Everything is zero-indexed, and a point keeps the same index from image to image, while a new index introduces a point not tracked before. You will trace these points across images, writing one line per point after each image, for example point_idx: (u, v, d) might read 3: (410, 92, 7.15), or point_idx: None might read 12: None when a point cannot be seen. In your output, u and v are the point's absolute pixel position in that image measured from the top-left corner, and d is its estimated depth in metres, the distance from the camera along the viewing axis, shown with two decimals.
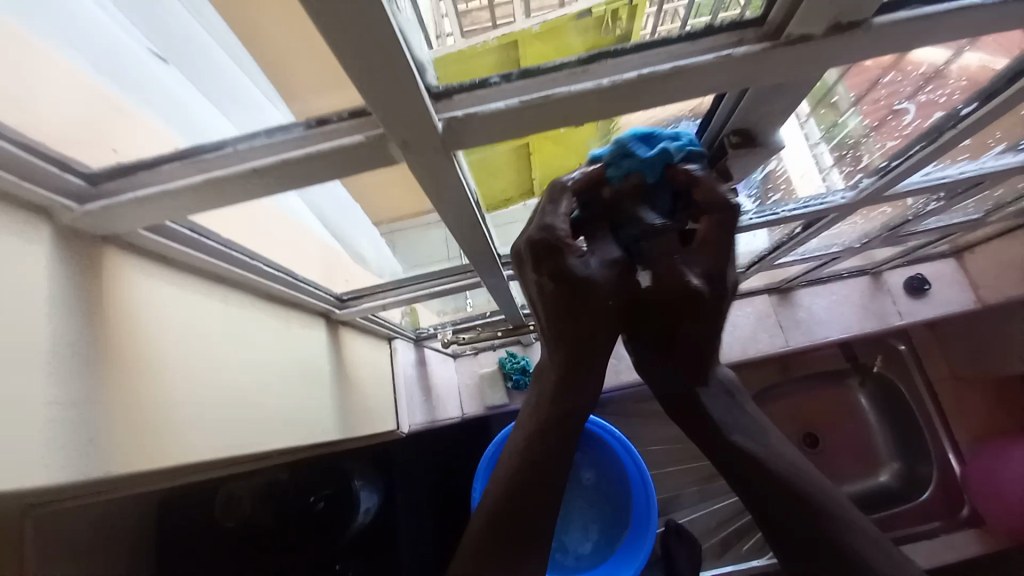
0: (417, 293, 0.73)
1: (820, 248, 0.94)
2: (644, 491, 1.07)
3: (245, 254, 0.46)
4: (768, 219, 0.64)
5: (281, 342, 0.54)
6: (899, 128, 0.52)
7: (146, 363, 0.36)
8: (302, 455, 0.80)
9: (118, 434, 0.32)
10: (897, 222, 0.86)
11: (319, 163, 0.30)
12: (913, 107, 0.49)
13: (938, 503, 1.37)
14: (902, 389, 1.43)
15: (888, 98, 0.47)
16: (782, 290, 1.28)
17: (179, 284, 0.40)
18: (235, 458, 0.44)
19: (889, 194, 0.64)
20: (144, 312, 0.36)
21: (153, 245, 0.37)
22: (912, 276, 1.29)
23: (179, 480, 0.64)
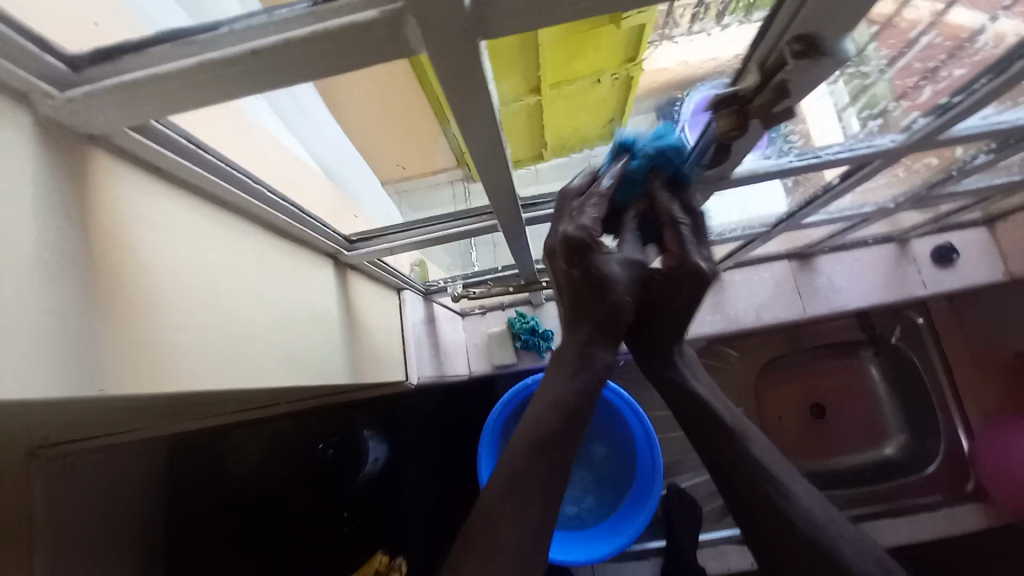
0: (429, 236, 0.67)
1: (850, 208, 0.90)
2: (650, 456, 1.05)
3: (241, 175, 0.44)
4: (810, 164, 0.58)
5: (288, 281, 0.52)
6: (969, 54, 0.46)
7: (143, 277, 0.33)
8: (310, 403, 0.78)
9: (113, 349, 0.30)
10: (938, 179, 0.80)
11: (331, 44, 0.26)
12: (989, 30, 0.44)
13: (944, 475, 1.35)
14: (917, 362, 1.38)
15: (960, 25, 0.44)
16: (803, 255, 1.24)
17: (175, 201, 0.37)
18: (239, 392, 0.42)
19: (939, 140, 0.59)
20: (138, 224, 0.34)
21: (144, 152, 0.34)
22: (940, 244, 1.23)
23: (184, 423, 0.64)
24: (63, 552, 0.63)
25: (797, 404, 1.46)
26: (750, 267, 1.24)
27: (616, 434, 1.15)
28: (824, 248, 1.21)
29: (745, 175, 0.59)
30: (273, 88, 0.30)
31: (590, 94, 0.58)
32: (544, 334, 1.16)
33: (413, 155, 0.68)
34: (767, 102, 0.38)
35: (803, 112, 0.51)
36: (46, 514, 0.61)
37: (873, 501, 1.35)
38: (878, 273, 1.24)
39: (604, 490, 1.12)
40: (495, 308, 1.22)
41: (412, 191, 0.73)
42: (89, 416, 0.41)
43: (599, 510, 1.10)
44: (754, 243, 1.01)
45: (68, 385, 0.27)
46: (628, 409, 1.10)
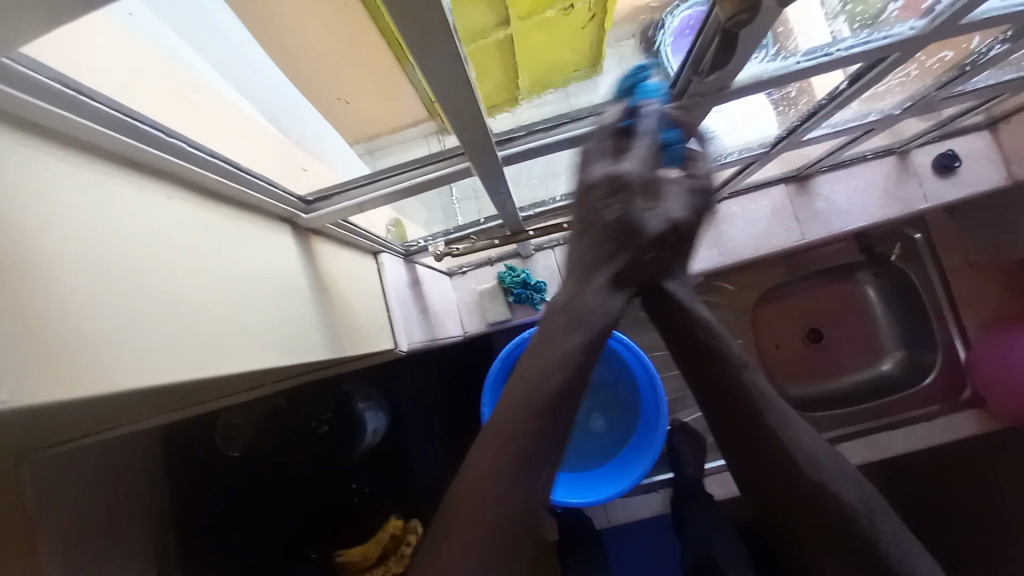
0: (398, 185, 0.61)
1: (854, 118, 0.83)
2: (654, 402, 1.03)
3: (156, 128, 0.37)
4: (821, 62, 0.51)
5: (240, 256, 0.46)
6: None
7: (46, 261, 0.28)
8: (294, 380, 0.73)
9: (17, 354, 0.25)
10: (947, 80, 0.74)
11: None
12: None
13: (940, 387, 1.35)
14: (913, 279, 1.35)
15: None
16: (801, 177, 1.18)
17: (65, 163, 0.31)
18: (194, 382, 0.37)
19: (960, 27, 0.52)
20: (21, 197, 0.27)
21: (13, 106, 0.28)
22: (942, 153, 1.18)
23: (166, 413, 0.59)
24: (66, 550, 0.61)
25: (794, 332, 1.45)
26: (747, 195, 1.19)
27: (618, 391, 1.14)
28: (823, 167, 1.15)
29: (748, 81, 0.52)
30: None
31: (563, 32, 0.59)
32: (536, 287, 1.10)
33: (378, 109, 0.60)
34: None
35: (775, 35, 0.48)
36: (42, 511, 0.58)
37: (867, 418, 1.36)
38: (878, 189, 1.19)
39: (608, 435, 1.11)
40: (483, 263, 1.15)
41: (385, 150, 0.63)
42: (27, 425, 0.36)
43: (598, 454, 1.10)
44: (752, 166, 0.94)
45: None
46: (632, 357, 1.07)
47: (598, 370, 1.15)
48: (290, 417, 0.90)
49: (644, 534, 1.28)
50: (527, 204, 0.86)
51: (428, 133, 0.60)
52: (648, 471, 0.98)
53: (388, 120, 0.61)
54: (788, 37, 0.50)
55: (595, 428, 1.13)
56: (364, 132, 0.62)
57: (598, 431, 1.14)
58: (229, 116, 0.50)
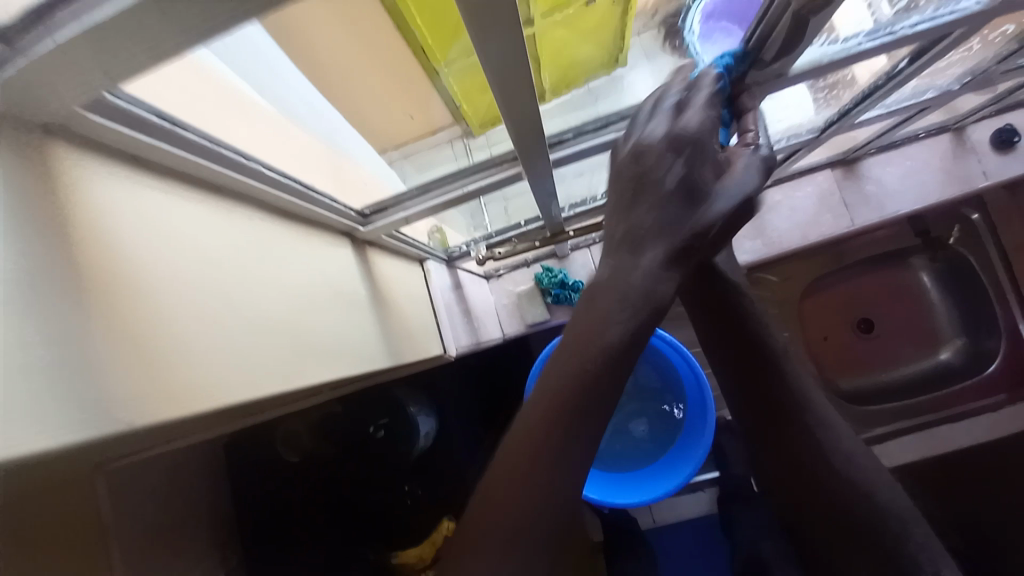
0: (450, 195, 0.64)
1: (908, 97, 0.80)
2: (703, 406, 1.01)
3: (236, 153, 0.39)
4: (884, 42, 0.49)
5: (307, 269, 0.47)
6: None
7: (149, 286, 0.29)
8: (349, 388, 0.75)
9: (131, 376, 0.27)
10: (1012, 50, 0.70)
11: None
12: None
13: (1008, 375, 1.27)
14: (973, 262, 1.28)
15: None
16: (847, 161, 1.13)
17: (163, 192, 0.32)
18: (277, 393, 0.39)
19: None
20: (128, 227, 0.29)
21: (116, 139, 0.29)
22: (1001, 127, 1.11)
23: (230, 423, 0.61)
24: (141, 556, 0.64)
25: (844, 321, 1.39)
26: (790, 183, 1.15)
27: (662, 398, 1.12)
28: (870, 150, 1.10)
29: (806, 67, 0.50)
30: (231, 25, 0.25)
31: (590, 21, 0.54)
32: (575, 286, 1.10)
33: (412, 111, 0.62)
34: None
35: (836, 19, 0.46)
36: (117, 519, 0.62)
37: (926, 409, 1.30)
38: (931, 169, 1.13)
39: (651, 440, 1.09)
40: (520, 266, 1.16)
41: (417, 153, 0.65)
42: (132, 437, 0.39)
43: (642, 457, 1.08)
44: (798, 154, 0.91)
45: (78, 419, 0.24)
46: (680, 358, 1.05)
47: (645, 371, 1.13)
48: (344, 422, 0.94)
49: (693, 533, 1.26)
50: (568, 203, 0.86)
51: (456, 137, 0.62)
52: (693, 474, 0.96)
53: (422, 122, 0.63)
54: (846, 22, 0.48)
55: (636, 432, 1.11)
56: (396, 138, 0.65)
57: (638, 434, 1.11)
58: (297, 143, 0.53)
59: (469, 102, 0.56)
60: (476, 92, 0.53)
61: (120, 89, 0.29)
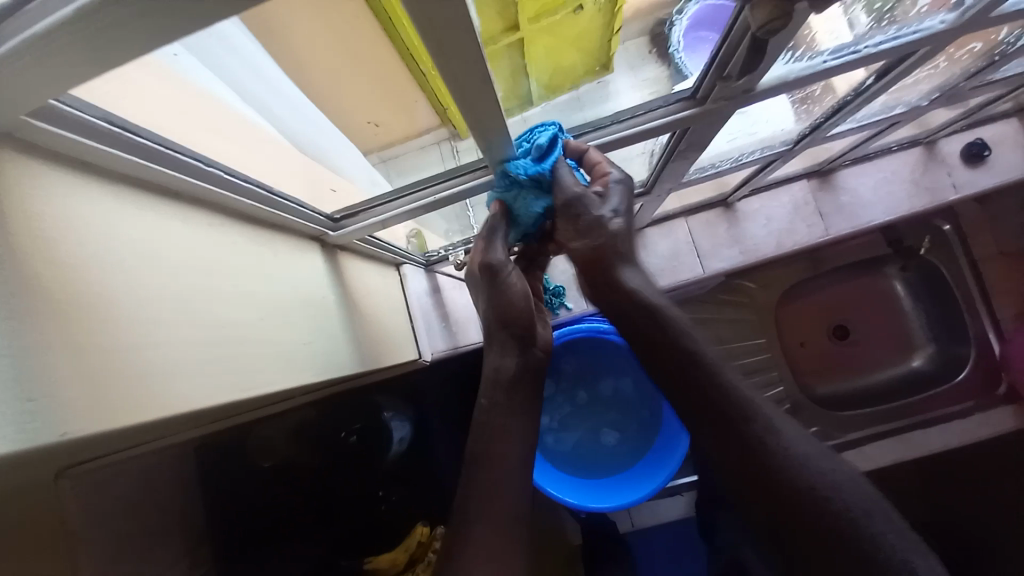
0: (421, 201, 0.61)
1: (880, 111, 0.81)
2: (677, 415, 1.02)
3: (196, 159, 0.38)
4: (849, 60, 0.51)
5: (273, 275, 0.47)
6: None
7: (97, 298, 0.29)
8: (324, 392, 0.75)
9: (73, 389, 0.26)
10: (979, 68, 0.72)
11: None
12: None
13: (975, 381, 1.31)
14: (944, 272, 1.31)
15: None
16: (824, 171, 1.15)
17: (115, 199, 0.32)
18: (236, 403, 0.38)
19: (992, 18, 0.50)
20: (75, 236, 0.28)
21: (66, 146, 0.29)
22: (971, 141, 1.14)
23: (196, 431, 0.60)
24: (108, 563, 0.63)
25: (820, 328, 1.41)
26: (769, 192, 1.16)
27: (641, 405, 1.11)
28: (846, 161, 1.12)
29: (774, 83, 0.51)
30: (179, 34, 0.25)
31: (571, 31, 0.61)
32: (556, 291, 1.10)
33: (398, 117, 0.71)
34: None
35: (801, 37, 0.46)
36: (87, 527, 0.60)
37: (898, 415, 1.32)
38: (904, 181, 1.16)
39: (627, 447, 1.09)
40: None
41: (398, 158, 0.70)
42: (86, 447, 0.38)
43: (618, 462, 1.08)
44: (774, 164, 0.93)
45: (12, 434, 0.23)
46: None
47: (624, 379, 1.13)
48: (321, 428, 0.93)
49: (671, 537, 1.27)
50: None
51: (441, 141, 0.67)
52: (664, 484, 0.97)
53: (405, 127, 0.72)
54: (813, 40, 0.48)
55: (607, 441, 1.11)
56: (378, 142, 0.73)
57: (614, 442, 1.11)
58: (266, 148, 0.53)
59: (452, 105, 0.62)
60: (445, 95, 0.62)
61: (67, 96, 0.28)
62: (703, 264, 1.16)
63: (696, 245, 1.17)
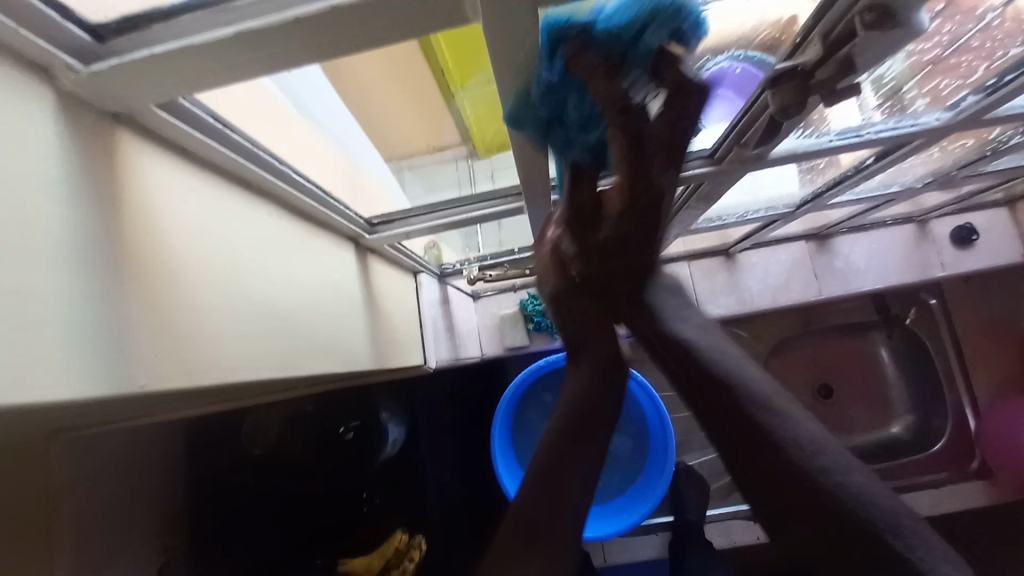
0: (454, 219, 0.66)
1: (877, 187, 0.88)
2: (663, 462, 1.03)
3: (268, 156, 0.42)
4: (852, 142, 0.57)
5: (316, 268, 0.51)
6: (991, 50, 0.46)
7: (180, 267, 0.32)
8: (328, 386, 0.77)
9: (152, 346, 0.29)
10: (970, 160, 0.78)
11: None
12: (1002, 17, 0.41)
13: (950, 454, 1.33)
14: (928, 345, 1.36)
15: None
16: (821, 235, 1.22)
17: (203, 182, 0.36)
18: (270, 380, 0.41)
19: (984, 120, 0.57)
20: (167, 209, 0.32)
21: (175, 134, 0.33)
22: (961, 225, 1.21)
23: (202, 409, 0.62)
24: (85, 526, 0.63)
25: (808, 385, 1.45)
26: (768, 247, 1.23)
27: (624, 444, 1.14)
28: (843, 228, 1.19)
29: (784, 154, 0.57)
30: (299, 59, 0.29)
31: None
32: None
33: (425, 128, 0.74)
34: (830, 76, 0.36)
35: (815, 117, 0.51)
36: (72, 484, 0.60)
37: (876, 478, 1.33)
38: (895, 254, 1.22)
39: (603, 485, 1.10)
40: (506, 290, 1.21)
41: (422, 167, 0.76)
42: (120, 406, 0.40)
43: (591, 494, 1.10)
44: (776, 223, 0.99)
45: (106, 379, 0.26)
46: (651, 406, 1.08)
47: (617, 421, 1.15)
48: (312, 422, 0.92)
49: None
50: None
51: (460, 158, 0.72)
52: (628, 528, 0.98)
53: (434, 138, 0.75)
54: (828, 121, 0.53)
55: None
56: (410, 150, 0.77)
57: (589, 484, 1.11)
58: (319, 152, 0.58)
59: (478, 127, 0.66)
60: (482, 122, 0.63)
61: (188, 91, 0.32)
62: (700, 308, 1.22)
63: (695, 288, 1.23)
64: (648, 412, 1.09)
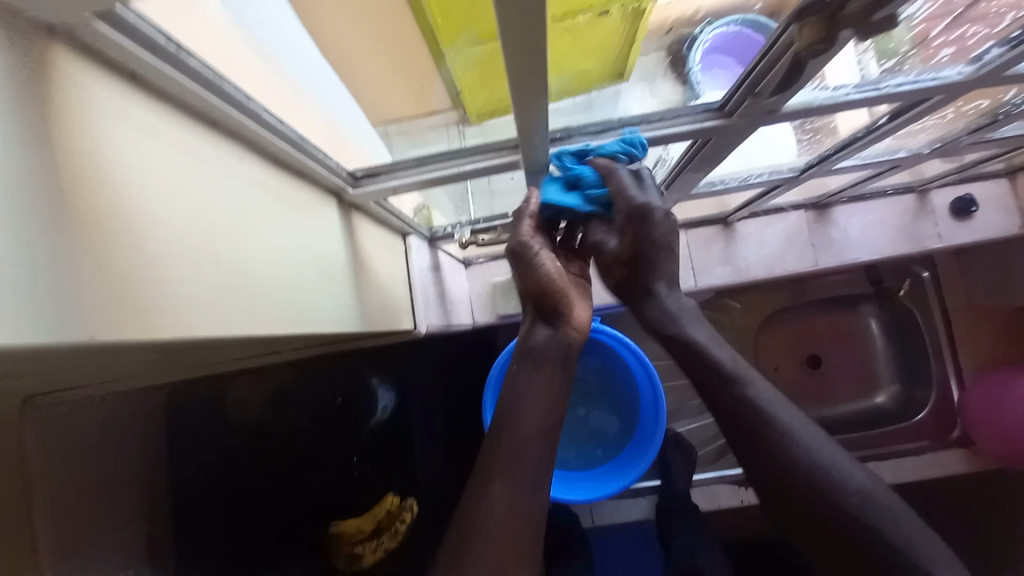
0: (445, 172, 0.62)
1: (883, 153, 0.85)
2: (653, 430, 1.04)
3: (236, 92, 0.38)
4: (869, 97, 0.52)
5: (295, 223, 0.48)
6: None
7: (136, 210, 0.29)
8: (315, 351, 0.75)
9: (105, 294, 0.26)
10: (981, 124, 0.75)
11: None
12: None
13: (932, 423, 1.36)
14: (917, 317, 1.37)
15: None
16: (819, 205, 1.20)
17: (161, 116, 0.32)
18: (246, 339, 0.38)
19: (1006, 76, 0.54)
20: (118, 143, 0.28)
21: (123, 57, 0.29)
22: (961, 196, 1.19)
23: (183, 373, 0.59)
24: (64, 492, 0.61)
25: (798, 356, 1.46)
26: (765, 216, 1.21)
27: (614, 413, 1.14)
28: (842, 198, 1.17)
29: (798, 107, 0.53)
30: None
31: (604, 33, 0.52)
32: None
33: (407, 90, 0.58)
34: (865, 6, 0.33)
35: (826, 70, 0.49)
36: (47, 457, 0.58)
37: (859, 446, 1.36)
38: (892, 225, 1.21)
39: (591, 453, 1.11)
40: (499, 257, 1.18)
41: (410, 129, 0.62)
42: (85, 365, 0.38)
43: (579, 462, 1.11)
44: (775, 190, 0.96)
45: (50, 329, 0.23)
46: (643, 375, 1.08)
47: (608, 390, 1.14)
48: (301, 389, 0.92)
49: (630, 538, 1.29)
50: None
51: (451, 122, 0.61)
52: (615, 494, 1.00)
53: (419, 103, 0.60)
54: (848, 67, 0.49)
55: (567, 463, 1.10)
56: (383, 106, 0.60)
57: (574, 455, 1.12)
58: (301, 97, 0.54)
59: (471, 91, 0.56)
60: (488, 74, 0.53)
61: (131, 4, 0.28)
62: (694, 278, 1.20)
63: (690, 257, 1.21)
64: (639, 381, 1.09)
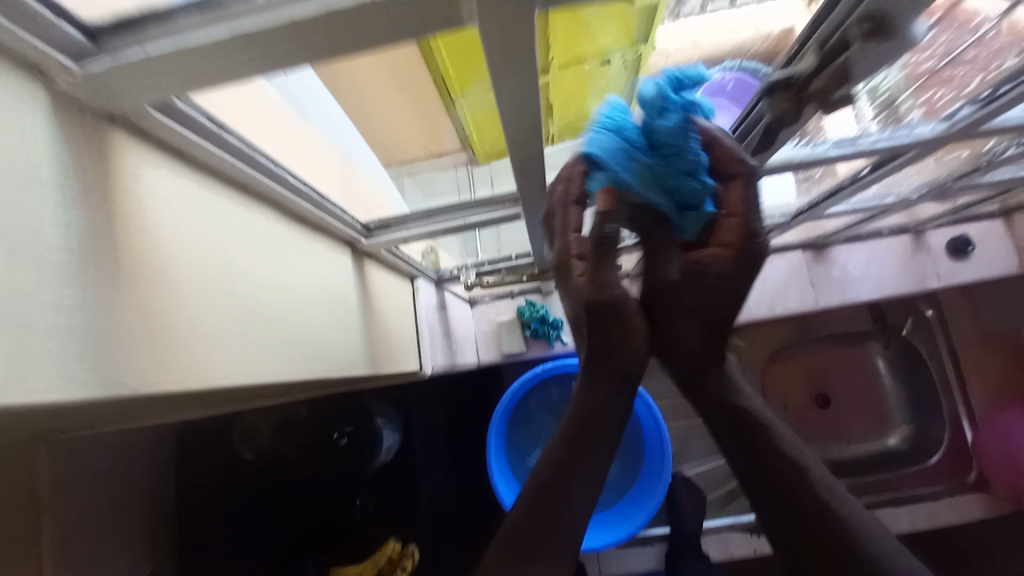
0: (452, 223, 0.66)
1: (873, 198, 0.88)
2: (659, 473, 1.02)
3: (264, 158, 0.42)
4: (848, 153, 0.55)
5: (311, 273, 0.50)
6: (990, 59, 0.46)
7: (172, 270, 0.32)
8: (322, 392, 0.76)
9: (143, 348, 0.29)
10: (965, 171, 0.77)
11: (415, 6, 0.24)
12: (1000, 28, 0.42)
13: (948, 465, 1.32)
14: (924, 355, 1.36)
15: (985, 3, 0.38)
16: (817, 245, 1.23)
17: (198, 184, 0.36)
18: (260, 386, 0.40)
19: (981, 131, 0.57)
20: (160, 211, 0.32)
21: (170, 136, 0.33)
22: (957, 236, 1.21)
23: (196, 413, 0.61)
24: (69, 535, 0.62)
25: (806, 394, 1.44)
26: (765, 255, 1.23)
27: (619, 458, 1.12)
28: (840, 238, 1.19)
29: (779, 162, 0.58)
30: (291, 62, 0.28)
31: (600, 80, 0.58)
32: (554, 323, 1.15)
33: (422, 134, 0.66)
34: (825, 85, 0.36)
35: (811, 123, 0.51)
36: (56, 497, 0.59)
37: (874, 489, 1.33)
38: (891, 264, 1.23)
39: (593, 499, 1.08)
40: (504, 296, 1.20)
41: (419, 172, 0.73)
42: (108, 411, 0.39)
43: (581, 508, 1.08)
44: (772, 232, 0.99)
45: (93, 384, 0.26)
46: (649, 417, 1.08)
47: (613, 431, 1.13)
48: (306, 425, 0.91)
49: None
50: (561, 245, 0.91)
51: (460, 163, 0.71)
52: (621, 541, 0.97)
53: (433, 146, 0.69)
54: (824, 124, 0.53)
55: None
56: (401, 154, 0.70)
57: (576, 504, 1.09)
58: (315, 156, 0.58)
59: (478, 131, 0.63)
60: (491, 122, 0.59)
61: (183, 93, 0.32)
62: None
63: None
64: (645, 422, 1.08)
